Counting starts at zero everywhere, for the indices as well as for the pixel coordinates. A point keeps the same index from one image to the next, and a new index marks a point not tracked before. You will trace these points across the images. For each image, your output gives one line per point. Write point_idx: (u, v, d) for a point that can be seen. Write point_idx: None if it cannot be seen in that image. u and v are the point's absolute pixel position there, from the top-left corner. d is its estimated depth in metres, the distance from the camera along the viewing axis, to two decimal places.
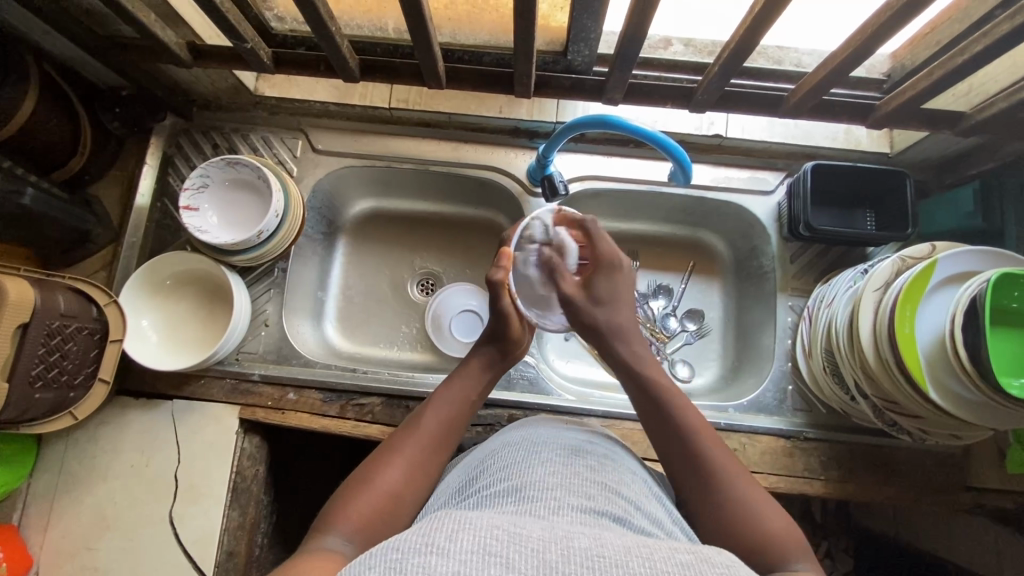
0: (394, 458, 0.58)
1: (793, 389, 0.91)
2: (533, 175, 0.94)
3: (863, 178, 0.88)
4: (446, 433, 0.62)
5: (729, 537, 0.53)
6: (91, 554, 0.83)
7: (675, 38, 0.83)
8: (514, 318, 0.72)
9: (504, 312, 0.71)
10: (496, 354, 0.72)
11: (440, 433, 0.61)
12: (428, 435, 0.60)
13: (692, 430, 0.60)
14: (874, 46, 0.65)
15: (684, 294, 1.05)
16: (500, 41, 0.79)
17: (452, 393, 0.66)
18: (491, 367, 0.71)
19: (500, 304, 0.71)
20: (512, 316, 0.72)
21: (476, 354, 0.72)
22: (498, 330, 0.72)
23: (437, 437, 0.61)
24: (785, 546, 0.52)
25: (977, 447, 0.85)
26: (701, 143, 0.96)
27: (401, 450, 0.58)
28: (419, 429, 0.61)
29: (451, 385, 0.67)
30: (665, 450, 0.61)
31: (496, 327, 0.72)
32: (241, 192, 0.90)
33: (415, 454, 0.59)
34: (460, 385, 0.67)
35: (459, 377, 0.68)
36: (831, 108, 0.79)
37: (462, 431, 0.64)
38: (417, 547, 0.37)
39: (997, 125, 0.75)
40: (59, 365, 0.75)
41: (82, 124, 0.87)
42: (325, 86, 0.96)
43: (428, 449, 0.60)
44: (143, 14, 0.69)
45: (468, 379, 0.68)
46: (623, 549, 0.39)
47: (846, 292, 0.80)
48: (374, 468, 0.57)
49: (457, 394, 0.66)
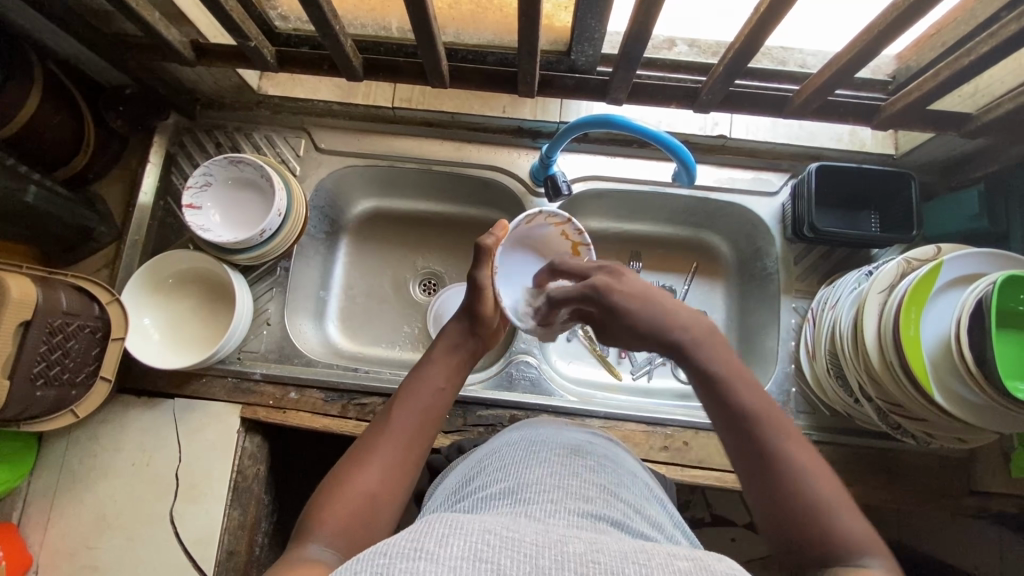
0: (368, 458, 0.57)
1: (796, 391, 0.90)
2: (536, 175, 0.94)
3: (868, 179, 0.87)
4: (420, 428, 0.61)
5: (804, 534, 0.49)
6: (90, 553, 0.82)
7: (679, 38, 0.83)
8: (486, 294, 0.73)
9: (477, 282, 0.72)
10: (466, 330, 0.72)
11: (415, 428, 0.61)
12: (402, 431, 0.60)
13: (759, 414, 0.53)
14: (880, 47, 0.65)
15: (687, 296, 1.05)
16: (504, 41, 0.80)
17: (423, 383, 0.64)
18: (457, 348, 0.69)
19: (478, 273, 0.73)
20: (484, 290, 0.73)
21: (443, 336, 0.70)
22: (470, 307, 0.73)
23: (412, 431, 0.60)
24: (864, 544, 0.48)
25: (982, 450, 0.84)
26: (704, 144, 0.96)
27: (376, 449, 0.58)
28: (391, 426, 0.60)
29: (422, 375, 0.65)
30: (733, 440, 0.54)
31: (470, 299, 0.73)
32: (243, 191, 0.90)
33: (390, 452, 0.58)
34: (432, 373, 0.66)
35: (431, 366, 0.67)
36: (836, 110, 0.79)
37: (437, 422, 0.63)
38: (405, 552, 0.37)
39: (1003, 127, 0.75)
40: (60, 363, 0.74)
41: (86, 122, 0.87)
42: (329, 85, 0.95)
43: (404, 446, 0.59)
44: (147, 12, 0.69)
45: (440, 369, 0.66)
46: (618, 555, 0.39)
47: (849, 294, 0.80)
48: (350, 470, 0.56)
49: (432, 386, 0.65)
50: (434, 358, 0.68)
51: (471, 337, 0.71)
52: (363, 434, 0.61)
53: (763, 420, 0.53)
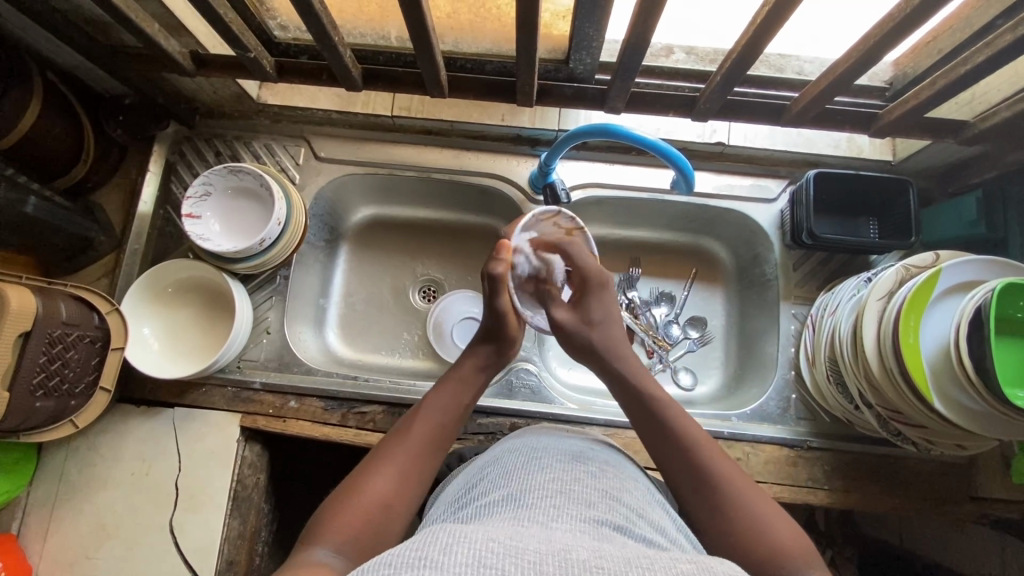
0: (382, 466, 0.57)
1: (796, 398, 0.90)
2: (535, 182, 0.94)
3: (866, 185, 0.87)
4: (436, 441, 0.62)
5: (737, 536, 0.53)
6: (90, 563, 0.82)
7: (676, 46, 0.84)
8: (509, 317, 0.75)
9: (503, 310, 0.74)
10: (493, 352, 0.74)
11: (430, 441, 0.61)
12: (417, 442, 0.60)
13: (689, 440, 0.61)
14: (876, 55, 0.65)
15: (686, 302, 1.05)
16: (502, 49, 0.80)
17: (442, 399, 0.66)
18: (486, 367, 0.73)
19: (499, 301, 0.73)
20: (507, 313, 0.74)
21: (469, 356, 0.73)
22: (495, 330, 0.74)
23: (428, 443, 0.61)
24: (797, 551, 0.51)
25: (982, 456, 0.84)
26: (702, 151, 0.96)
27: (389, 459, 0.58)
28: (405, 438, 0.60)
29: (441, 391, 0.67)
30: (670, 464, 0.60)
31: (494, 325, 0.74)
32: (243, 200, 0.90)
33: (404, 463, 0.58)
34: (453, 390, 0.68)
35: (451, 383, 0.68)
36: (833, 117, 0.79)
37: (452, 438, 0.64)
38: (409, 561, 0.37)
39: (1000, 134, 0.75)
40: (60, 373, 0.74)
41: (85, 131, 0.87)
42: (328, 94, 0.96)
43: (418, 457, 0.59)
44: (147, 24, 0.70)
45: (459, 386, 0.68)
46: (622, 560, 0.39)
47: (849, 301, 0.80)
48: (363, 476, 0.56)
49: (449, 400, 0.66)
50: (453, 376, 0.70)
51: (502, 358, 0.75)
52: (377, 445, 0.62)
53: (698, 444, 0.60)
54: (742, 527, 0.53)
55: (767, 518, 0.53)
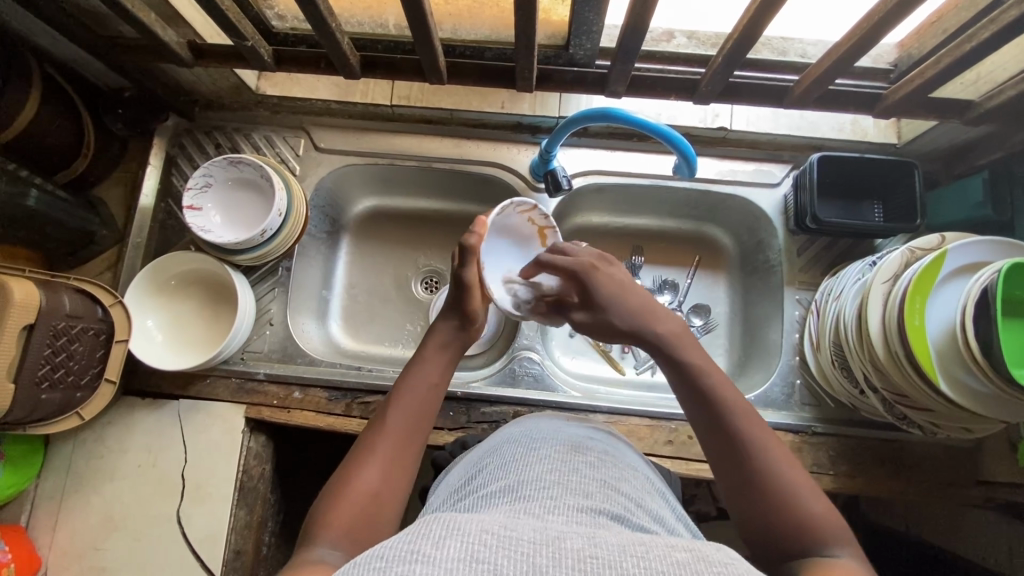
0: (368, 457, 0.56)
1: (801, 383, 0.90)
2: (536, 171, 0.94)
3: (871, 170, 0.86)
4: (419, 426, 0.61)
5: (773, 518, 0.51)
6: (98, 554, 0.83)
7: (677, 30, 0.83)
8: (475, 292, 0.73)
9: (465, 279, 0.72)
10: (455, 325, 0.71)
11: (411, 428, 0.60)
12: (400, 429, 0.59)
13: (732, 412, 0.57)
14: (879, 35, 0.64)
15: (689, 289, 1.05)
16: (501, 35, 0.79)
17: (416, 383, 0.64)
18: (450, 343, 0.69)
19: (465, 272, 0.73)
20: (472, 286, 0.73)
21: (435, 333, 0.70)
22: (458, 306, 0.72)
23: (407, 428, 0.60)
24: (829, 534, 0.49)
25: (989, 441, 0.84)
26: (704, 136, 0.96)
27: (371, 449, 0.57)
28: (386, 426, 0.60)
29: (413, 374, 0.65)
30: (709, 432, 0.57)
31: (459, 295, 0.72)
32: (244, 191, 0.90)
33: (389, 451, 0.58)
34: (424, 371, 0.65)
35: (423, 364, 0.66)
36: (837, 99, 0.78)
37: (433, 420, 0.63)
38: (401, 554, 0.36)
39: (1005, 113, 0.74)
40: (65, 366, 0.75)
41: (85, 125, 0.87)
42: (327, 83, 0.95)
43: (402, 444, 0.59)
44: (144, 14, 0.69)
45: (430, 365, 0.66)
46: (616, 549, 0.38)
47: (853, 285, 0.79)
48: (349, 470, 0.56)
49: (425, 381, 0.64)
50: (425, 356, 0.67)
51: (467, 338, 0.71)
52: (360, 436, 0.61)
53: (740, 418, 0.57)
54: (782, 506, 0.51)
55: (799, 494, 0.52)
